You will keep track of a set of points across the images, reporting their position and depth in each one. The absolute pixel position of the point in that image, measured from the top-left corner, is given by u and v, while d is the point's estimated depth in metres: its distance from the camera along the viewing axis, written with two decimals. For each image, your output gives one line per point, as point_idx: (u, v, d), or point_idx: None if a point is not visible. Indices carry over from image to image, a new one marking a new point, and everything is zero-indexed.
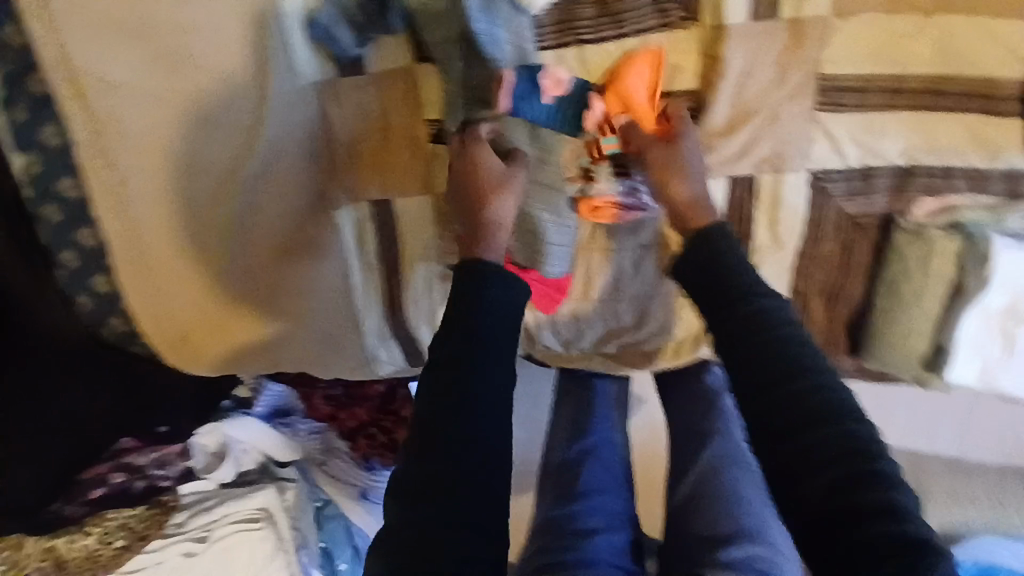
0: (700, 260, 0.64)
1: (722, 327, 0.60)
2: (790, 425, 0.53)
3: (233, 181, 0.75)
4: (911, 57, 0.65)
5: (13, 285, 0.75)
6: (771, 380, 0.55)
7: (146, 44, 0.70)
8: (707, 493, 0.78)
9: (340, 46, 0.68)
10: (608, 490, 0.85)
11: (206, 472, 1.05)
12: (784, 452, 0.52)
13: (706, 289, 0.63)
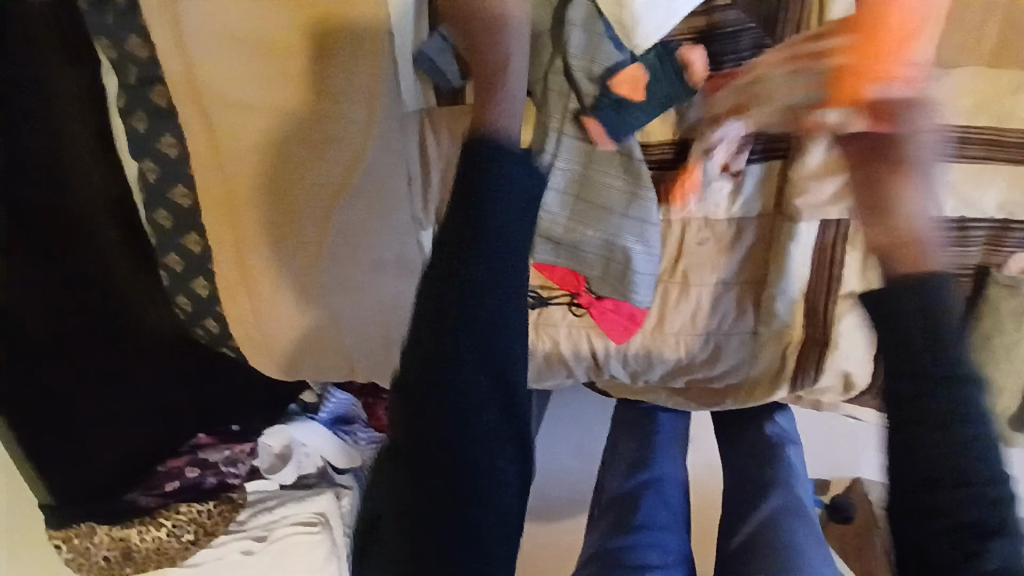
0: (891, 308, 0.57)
1: (904, 410, 0.55)
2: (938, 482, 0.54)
3: (335, 202, 0.78)
4: (1013, 111, 0.65)
5: (129, 277, 0.86)
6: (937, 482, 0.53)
7: (267, 62, 0.73)
8: (766, 531, 0.82)
9: (446, 78, 0.73)
10: (666, 526, 0.85)
11: (269, 473, 1.08)
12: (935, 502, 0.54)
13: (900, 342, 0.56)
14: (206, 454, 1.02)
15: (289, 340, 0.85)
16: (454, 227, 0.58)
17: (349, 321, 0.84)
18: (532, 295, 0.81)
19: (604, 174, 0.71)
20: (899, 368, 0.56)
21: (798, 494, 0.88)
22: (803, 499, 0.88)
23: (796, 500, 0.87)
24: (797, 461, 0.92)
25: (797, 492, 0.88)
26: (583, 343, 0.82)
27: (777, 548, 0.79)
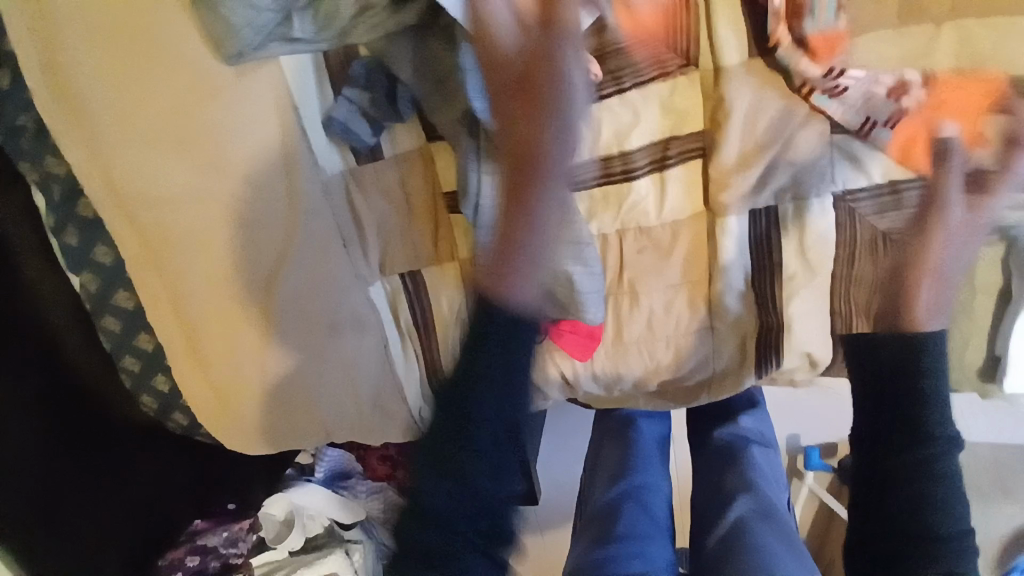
0: (889, 372, 0.69)
1: (898, 458, 0.67)
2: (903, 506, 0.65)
3: (275, 278, 0.77)
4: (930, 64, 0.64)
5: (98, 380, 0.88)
6: (922, 529, 0.63)
7: (179, 153, 0.72)
8: (736, 540, 0.81)
9: (359, 137, 0.72)
10: (651, 536, 0.87)
11: (275, 541, 1.04)
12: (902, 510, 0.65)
13: (897, 372, 0.69)
14: (205, 539, 1.02)
15: (256, 419, 0.84)
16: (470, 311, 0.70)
17: (317, 390, 0.81)
18: None
19: None
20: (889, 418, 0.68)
21: (768, 496, 0.88)
22: (773, 503, 0.88)
23: (766, 501, 0.87)
24: (762, 461, 0.94)
25: (765, 496, 0.88)
26: (550, 366, 0.80)
27: (747, 551, 0.79)
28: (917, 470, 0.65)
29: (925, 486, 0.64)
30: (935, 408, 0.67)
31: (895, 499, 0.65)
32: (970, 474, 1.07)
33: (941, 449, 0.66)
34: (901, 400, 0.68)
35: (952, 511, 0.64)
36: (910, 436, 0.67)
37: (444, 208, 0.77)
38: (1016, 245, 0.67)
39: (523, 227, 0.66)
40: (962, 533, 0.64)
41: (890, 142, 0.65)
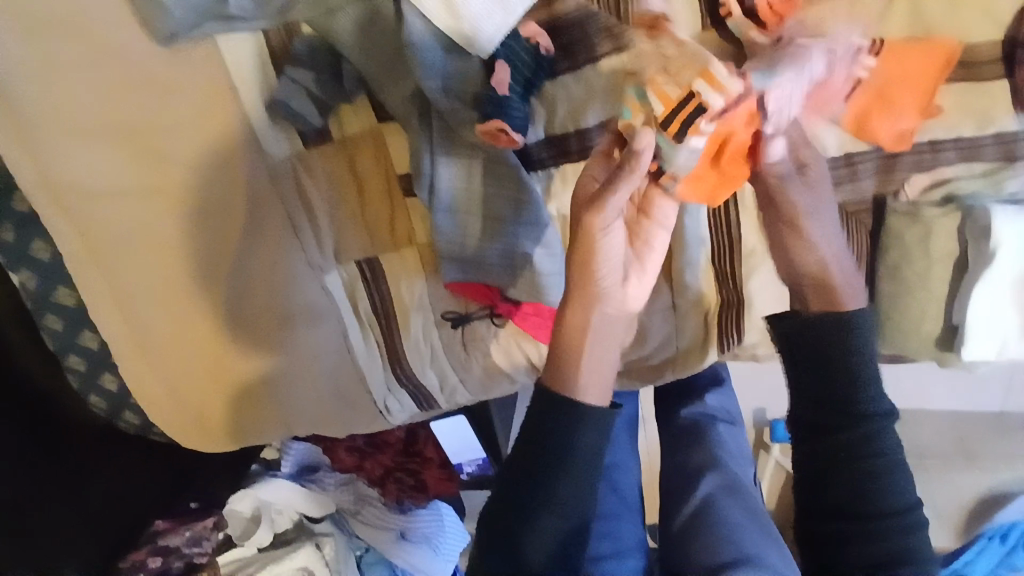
0: (814, 355, 0.64)
1: (832, 444, 0.63)
2: (841, 496, 0.62)
3: (223, 271, 0.75)
4: (885, 30, 0.64)
5: (45, 383, 0.83)
6: (863, 509, 0.61)
7: (120, 143, 0.69)
8: (705, 519, 0.82)
9: (305, 119, 0.67)
10: (620, 514, 0.89)
11: (244, 538, 1.10)
12: (835, 498, 0.62)
13: (816, 355, 0.64)
14: (167, 541, 1.00)
15: (221, 410, 0.83)
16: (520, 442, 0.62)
17: (275, 378, 0.82)
18: (451, 315, 0.79)
19: (486, 185, 0.69)
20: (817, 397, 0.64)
21: (733, 471, 0.90)
22: (739, 477, 0.90)
23: (732, 476, 0.89)
24: (728, 437, 0.96)
25: (732, 471, 0.90)
26: (515, 350, 0.80)
27: (712, 533, 0.80)
28: (845, 452, 0.62)
29: (864, 470, 0.61)
30: (867, 385, 0.63)
31: (832, 483, 0.62)
32: (928, 438, 1.10)
33: (875, 429, 0.62)
34: (830, 385, 0.63)
35: (892, 487, 0.61)
36: (842, 420, 0.63)
37: (399, 192, 0.72)
38: (970, 214, 0.66)
39: (587, 329, 0.62)
40: (903, 509, 0.61)
41: (845, 116, 0.65)
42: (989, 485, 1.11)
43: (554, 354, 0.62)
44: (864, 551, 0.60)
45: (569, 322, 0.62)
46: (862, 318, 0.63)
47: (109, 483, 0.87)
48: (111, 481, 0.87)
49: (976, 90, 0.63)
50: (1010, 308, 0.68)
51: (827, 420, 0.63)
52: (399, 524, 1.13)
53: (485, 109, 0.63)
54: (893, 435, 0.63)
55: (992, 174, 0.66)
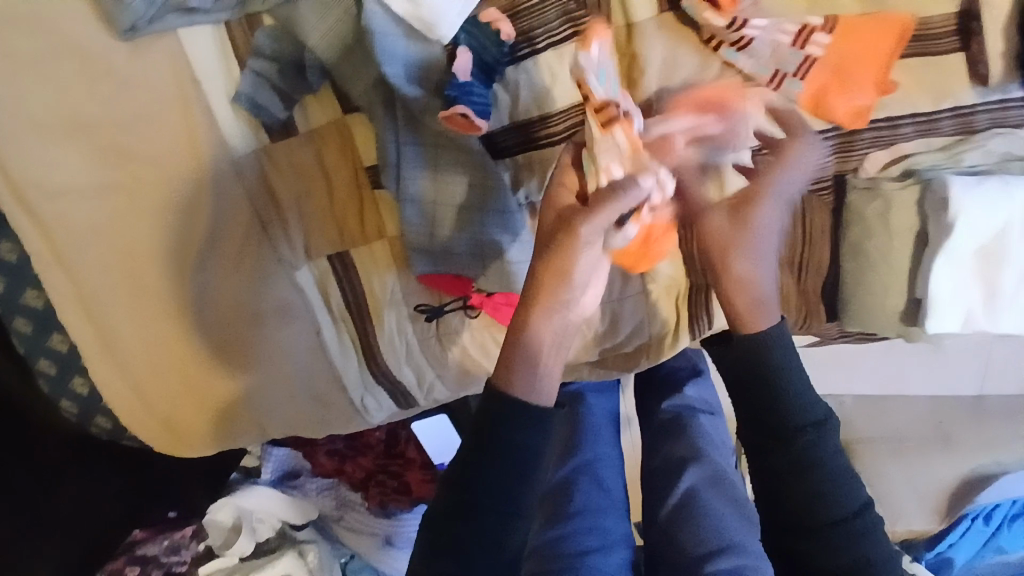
0: (743, 373, 0.61)
1: (775, 462, 0.59)
2: (798, 508, 0.59)
3: (187, 269, 0.75)
4: (836, 10, 0.66)
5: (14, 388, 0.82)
6: (815, 523, 0.58)
7: (87, 142, 0.71)
8: (689, 513, 0.81)
9: (269, 112, 0.69)
10: (606, 511, 0.85)
11: (224, 548, 1.03)
12: (789, 511, 0.59)
13: (741, 372, 0.62)
14: (144, 549, 1.00)
15: (192, 414, 0.81)
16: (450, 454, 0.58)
17: (244, 379, 0.81)
18: (424, 308, 0.78)
19: (451, 174, 0.69)
20: (758, 415, 0.61)
21: (716, 461, 0.88)
22: (721, 466, 0.87)
23: (715, 466, 0.86)
24: (709, 428, 0.92)
25: (713, 460, 0.87)
26: (490, 342, 0.80)
27: (695, 530, 0.78)
28: (794, 466, 0.59)
29: (810, 485, 0.58)
30: (796, 396, 0.60)
31: (782, 501, 0.59)
32: (904, 421, 1.12)
33: (813, 439, 0.59)
34: (762, 401, 0.60)
35: (842, 494, 0.58)
36: (779, 435, 0.60)
37: (366, 185, 0.73)
38: (929, 186, 0.67)
39: (548, 333, 0.58)
40: (856, 513, 0.58)
41: (800, 94, 0.67)
42: (971, 467, 1.10)
43: (505, 355, 0.57)
44: (830, 563, 0.57)
45: (521, 335, 0.58)
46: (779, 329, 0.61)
47: (81, 487, 0.87)
48: (83, 484, 0.87)
49: (929, 65, 0.66)
50: (972, 277, 0.70)
51: (768, 438, 0.60)
52: (384, 529, 1.10)
53: (448, 94, 0.64)
54: (834, 440, 0.60)
55: (948, 148, 0.68)
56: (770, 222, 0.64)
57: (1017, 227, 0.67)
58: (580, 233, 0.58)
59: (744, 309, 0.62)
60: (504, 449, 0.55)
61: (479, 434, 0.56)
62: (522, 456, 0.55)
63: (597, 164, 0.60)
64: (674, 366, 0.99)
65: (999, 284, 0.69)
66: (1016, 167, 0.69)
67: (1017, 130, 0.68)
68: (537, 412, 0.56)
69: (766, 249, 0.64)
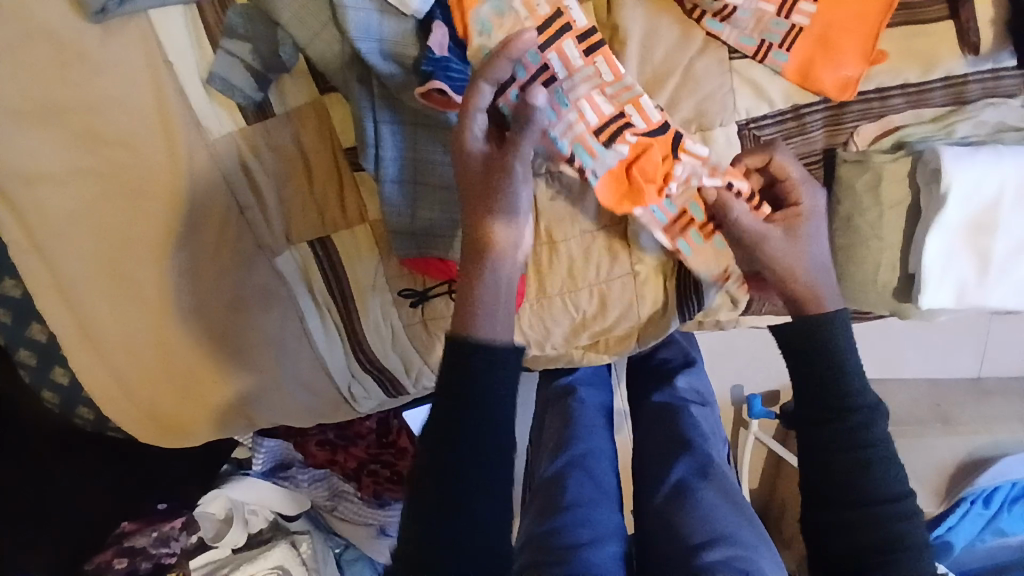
0: (803, 356, 0.64)
1: (822, 437, 0.61)
2: (848, 478, 0.59)
3: (164, 256, 0.73)
4: None
5: None
6: (858, 495, 0.59)
7: (59, 127, 0.69)
8: (681, 505, 0.75)
9: (243, 93, 0.68)
10: (598, 502, 0.80)
11: (217, 540, 1.05)
12: (837, 481, 0.60)
13: (803, 354, 0.64)
14: (133, 541, 0.97)
15: (178, 404, 0.80)
16: (440, 422, 0.54)
17: (227, 367, 0.79)
18: (409, 293, 0.77)
19: (432, 152, 0.68)
20: (817, 395, 0.62)
21: (708, 452, 0.83)
22: (710, 455, 0.83)
23: (707, 458, 0.82)
24: (701, 419, 0.89)
25: (701, 449, 0.83)
26: None
27: (688, 521, 0.72)
28: (847, 440, 0.60)
29: (854, 460, 0.59)
30: (854, 377, 0.62)
31: (829, 474, 0.60)
32: (904, 405, 1.09)
33: (867, 419, 0.60)
34: (818, 380, 0.62)
35: (888, 473, 0.59)
36: (831, 412, 0.61)
37: (346, 167, 0.72)
38: (921, 157, 0.65)
39: (493, 274, 0.57)
40: (898, 492, 0.59)
41: (787, 67, 0.65)
42: (968, 450, 1.06)
43: (460, 302, 0.57)
44: (867, 537, 0.58)
45: (477, 280, 0.57)
46: (842, 316, 0.63)
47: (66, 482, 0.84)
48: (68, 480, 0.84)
49: (917, 34, 0.65)
50: (961, 246, 0.67)
51: (823, 414, 0.62)
52: (379, 519, 1.10)
53: (424, 70, 0.62)
54: (884, 426, 0.61)
55: (939, 119, 0.67)
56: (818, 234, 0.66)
57: (1010, 195, 0.65)
58: (516, 165, 0.57)
59: (804, 296, 0.64)
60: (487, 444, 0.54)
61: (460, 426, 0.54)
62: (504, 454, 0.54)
63: (571, 92, 0.64)
64: (666, 358, 0.98)
65: (991, 255, 0.67)
66: (1010, 137, 0.67)
67: (1010, 100, 0.67)
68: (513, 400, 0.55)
69: (822, 254, 0.66)
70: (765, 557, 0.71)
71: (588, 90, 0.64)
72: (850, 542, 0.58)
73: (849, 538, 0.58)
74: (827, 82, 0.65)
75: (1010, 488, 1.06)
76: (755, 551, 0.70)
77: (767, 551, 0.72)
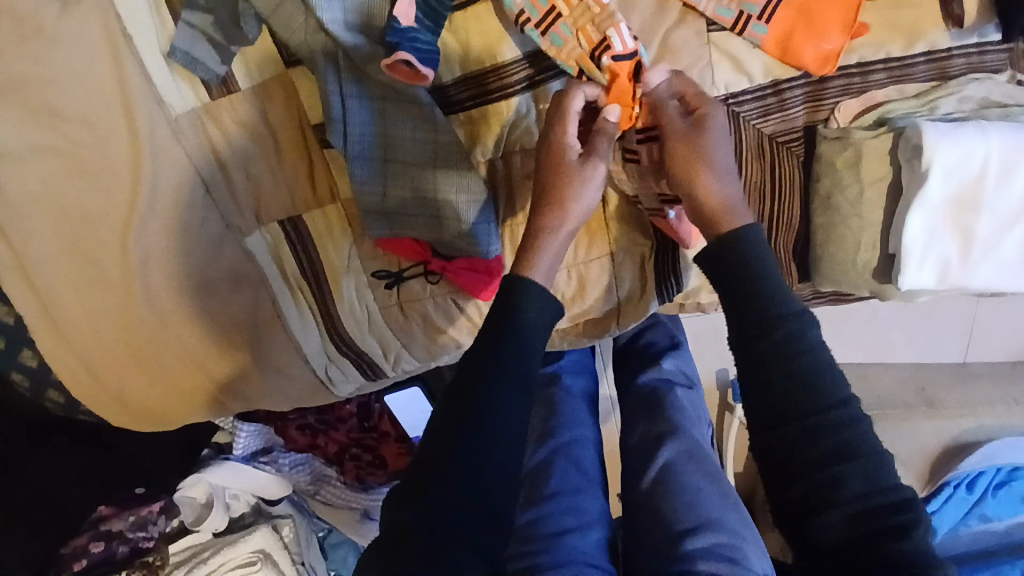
0: (720, 277, 0.54)
1: (749, 358, 0.51)
2: (783, 396, 0.50)
3: (126, 235, 0.71)
4: None
5: None
6: (791, 413, 0.49)
7: (17, 103, 0.67)
8: (666, 485, 0.73)
9: (204, 67, 0.66)
10: (583, 489, 0.77)
11: (196, 525, 0.97)
12: (768, 402, 0.50)
13: (721, 274, 0.54)
14: (110, 525, 0.91)
15: (142, 387, 0.78)
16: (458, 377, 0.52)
17: (195, 348, 0.77)
18: (383, 274, 0.75)
19: (401, 126, 0.66)
20: (742, 315, 0.52)
21: (693, 436, 0.80)
22: (698, 439, 0.80)
23: (692, 442, 0.78)
24: (687, 402, 0.85)
25: (688, 432, 0.80)
26: (453, 310, 0.76)
27: (676, 501, 0.71)
28: (777, 356, 0.50)
29: (787, 375, 0.50)
30: (773, 284, 0.52)
31: (759, 396, 0.51)
32: (890, 391, 1.08)
33: (795, 329, 0.51)
34: (733, 292, 0.53)
35: (831, 382, 0.50)
36: (755, 328, 0.51)
37: (315, 143, 0.71)
38: (903, 134, 0.63)
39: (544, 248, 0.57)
40: (840, 401, 0.50)
41: (766, 40, 0.64)
42: (954, 435, 1.07)
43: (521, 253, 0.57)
44: (805, 457, 0.49)
45: (541, 248, 0.57)
46: (752, 231, 0.53)
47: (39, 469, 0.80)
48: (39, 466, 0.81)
49: (899, 4, 0.63)
50: (944, 223, 0.65)
51: (746, 332, 0.52)
52: (362, 503, 1.08)
53: (389, 41, 0.61)
54: (819, 335, 0.52)
55: (922, 95, 0.65)
56: (727, 140, 0.58)
57: (994, 171, 0.63)
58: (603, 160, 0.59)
59: (713, 211, 0.56)
60: (477, 433, 0.49)
61: (441, 423, 0.50)
62: (495, 444, 0.50)
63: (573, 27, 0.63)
64: (650, 342, 0.94)
65: (976, 233, 0.66)
66: (993, 113, 0.65)
67: (995, 76, 0.65)
68: (515, 371, 0.52)
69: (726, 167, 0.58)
70: (749, 542, 0.68)
71: (584, 25, 0.63)
72: (799, 467, 0.49)
73: (793, 461, 0.49)
74: (806, 56, 0.63)
75: (994, 473, 1.05)
76: (739, 536, 0.68)
77: (749, 530, 0.70)
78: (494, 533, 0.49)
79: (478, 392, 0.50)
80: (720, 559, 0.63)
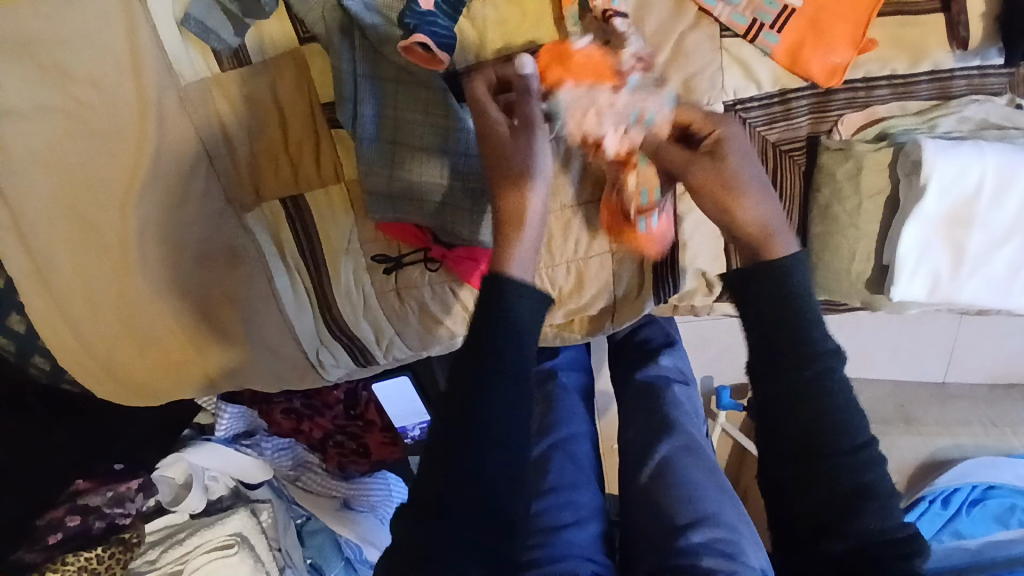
0: (760, 305, 0.53)
1: (776, 387, 0.52)
2: (808, 429, 0.50)
3: (128, 205, 0.70)
4: None
5: None
6: (813, 446, 0.50)
7: (25, 60, 0.66)
8: (665, 484, 0.73)
9: (219, 38, 0.67)
10: (578, 484, 0.77)
11: (174, 505, 0.96)
12: (793, 433, 0.51)
13: (764, 307, 0.53)
14: (88, 500, 0.89)
15: (134, 359, 0.77)
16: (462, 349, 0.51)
17: (191, 321, 0.76)
18: (382, 259, 0.75)
19: (414, 113, 0.66)
20: (773, 347, 0.52)
21: (690, 432, 0.81)
22: (697, 438, 0.80)
23: (689, 437, 0.79)
24: (683, 399, 0.86)
25: (687, 431, 0.80)
26: (450, 298, 0.76)
27: (678, 500, 0.70)
28: (804, 393, 0.51)
29: (811, 410, 0.50)
30: (813, 321, 0.52)
31: (782, 427, 0.51)
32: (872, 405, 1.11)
33: (828, 367, 0.51)
34: (769, 324, 0.53)
35: (853, 419, 0.51)
36: (789, 360, 0.52)
37: (324, 122, 0.71)
38: (903, 149, 0.65)
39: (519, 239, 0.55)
40: (862, 442, 0.51)
41: (776, 48, 0.65)
42: (931, 450, 1.09)
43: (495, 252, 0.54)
44: (827, 492, 0.50)
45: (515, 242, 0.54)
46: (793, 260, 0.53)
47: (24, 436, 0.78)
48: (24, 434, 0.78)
49: (906, 23, 0.65)
50: (938, 238, 0.67)
51: (777, 362, 0.52)
52: (343, 492, 1.08)
53: (407, 23, 0.63)
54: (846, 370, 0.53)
55: (921, 113, 0.67)
56: (751, 161, 0.58)
57: (989, 189, 0.65)
58: (538, 122, 0.58)
59: (757, 237, 0.56)
60: (484, 407, 0.48)
61: (449, 409, 0.49)
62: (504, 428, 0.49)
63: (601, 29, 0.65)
64: (646, 338, 0.95)
65: (968, 248, 0.67)
66: (990, 135, 0.67)
67: (994, 98, 0.67)
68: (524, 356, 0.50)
69: (751, 180, 0.58)
70: (745, 535, 0.69)
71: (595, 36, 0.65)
72: (814, 496, 0.50)
73: (806, 487, 0.50)
74: (814, 68, 0.65)
75: (969, 490, 1.06)
76: (736, 532, 0.68)
77: (755, 537, 0.70)
78: (510, 509, 0.49)
79: (487, 373, 0.49)
80: (717, 553, 0.64)
